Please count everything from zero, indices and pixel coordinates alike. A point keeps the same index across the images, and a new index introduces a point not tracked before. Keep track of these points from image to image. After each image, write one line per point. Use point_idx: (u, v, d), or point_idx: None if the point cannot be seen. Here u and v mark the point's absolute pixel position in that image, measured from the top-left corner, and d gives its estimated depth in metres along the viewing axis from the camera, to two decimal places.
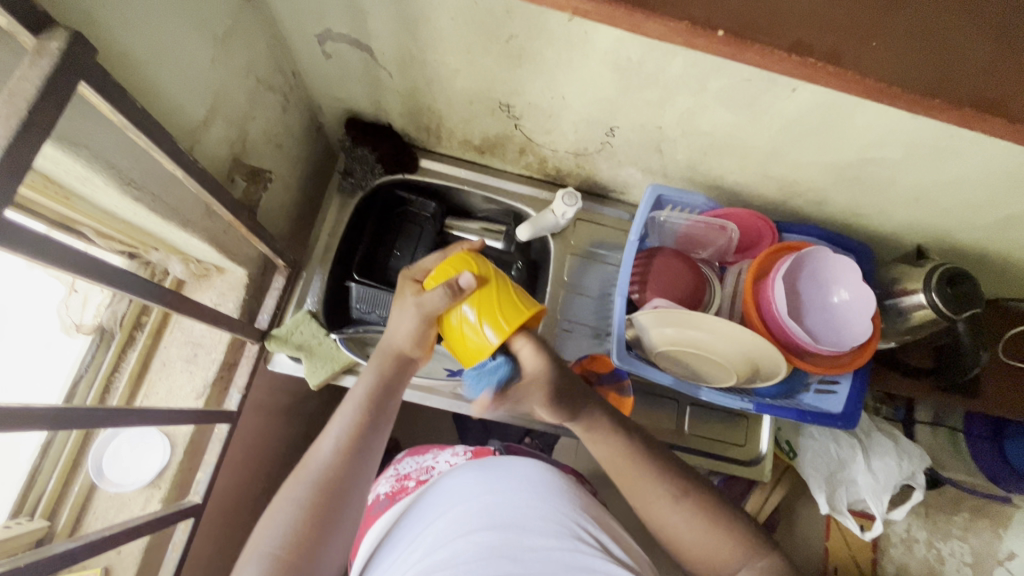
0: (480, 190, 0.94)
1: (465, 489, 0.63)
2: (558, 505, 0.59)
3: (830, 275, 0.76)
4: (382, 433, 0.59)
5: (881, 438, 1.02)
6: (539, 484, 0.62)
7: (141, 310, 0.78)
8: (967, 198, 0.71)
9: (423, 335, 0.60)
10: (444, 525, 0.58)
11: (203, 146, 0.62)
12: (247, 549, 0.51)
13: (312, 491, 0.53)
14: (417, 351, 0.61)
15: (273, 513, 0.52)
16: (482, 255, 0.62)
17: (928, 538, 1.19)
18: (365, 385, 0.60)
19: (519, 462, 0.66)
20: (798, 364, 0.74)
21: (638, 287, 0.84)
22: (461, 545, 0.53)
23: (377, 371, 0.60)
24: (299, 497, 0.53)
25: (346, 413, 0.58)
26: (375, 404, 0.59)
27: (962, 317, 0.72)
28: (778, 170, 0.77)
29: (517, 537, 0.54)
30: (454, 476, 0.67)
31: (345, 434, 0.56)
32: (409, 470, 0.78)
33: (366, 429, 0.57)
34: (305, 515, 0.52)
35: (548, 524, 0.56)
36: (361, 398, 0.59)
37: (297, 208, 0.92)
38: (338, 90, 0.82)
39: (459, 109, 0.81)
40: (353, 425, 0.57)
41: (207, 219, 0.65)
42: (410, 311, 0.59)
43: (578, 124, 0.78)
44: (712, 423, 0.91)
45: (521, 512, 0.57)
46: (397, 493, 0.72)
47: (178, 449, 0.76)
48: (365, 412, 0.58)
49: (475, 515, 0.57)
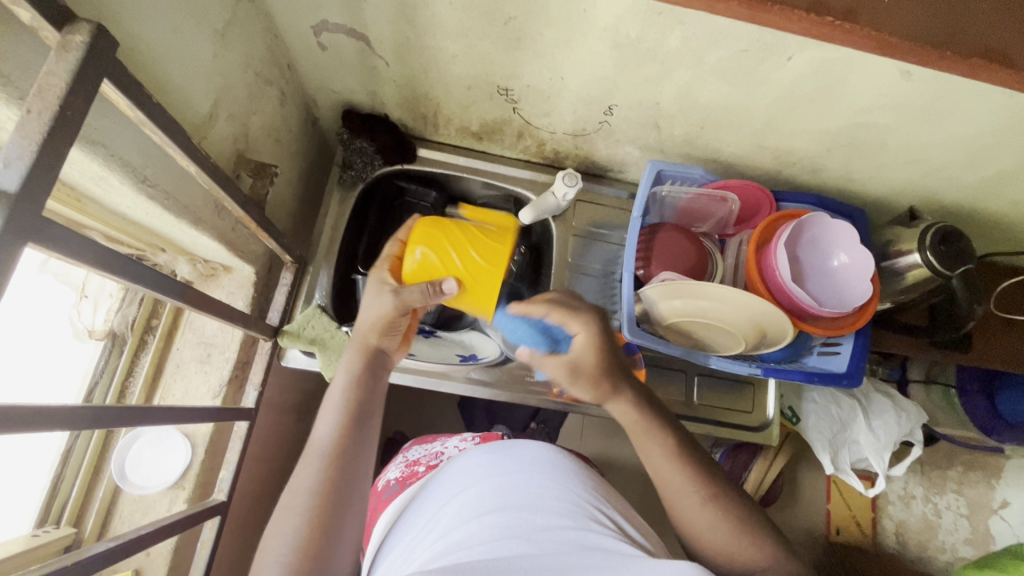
0: (479, 176, 0.95)
1: (475, 472, 0.63)
2: (570, 485, 0.59)
3: (830, 240, 0.79)
4: (370, 428, 0.60)
5: (880, 399, 1.06)
6: (550, 465, 0.62)
7: (150, 313, 0.78)
8: (956, 156, 0.74)
9: (391, 324, 0.64)
10: (457, 508, 0.58)
11: (209, 144, 0.62)
12: (259, 563, 0.51)
13: (310, 497, 0.53)
14: (387, 342, 0.64)
15: (278, 522, 0.52)
16: (439, 224, 0.66)
17: (925, 493, 1.29)
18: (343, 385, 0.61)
19: (528, 443, 0.66)
20: (800, 327, 0.76)
21: (643, 263, 0.85)
22: (474, 526, 0.53)
23: (348, 370, 0.62)
24: (297, 505, 0.53)
25: (328, 418, 0.59)
26: (358, 402, 0.60)
27: (956, 274, 0.74)
28: (773, 140, 0.79)
29: (528, 515, 0.54)
30: (463, 460, 0.66)
31: (329, 438, 0.57)
32: (419, 456, 0.81)
33: (351, 426, 0.58)
34: (307, 521, 0.51)
35: (561, 505, 0.55)
36: (340, 401, 0.59)
37: (299, 204, 0.92)
38: (333, 81, 0.81)
39: (457, 95, 0.81)
40: (339, 425, 0.58)
41: (216, 216, 0.65)
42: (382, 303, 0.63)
43: (577, 104, 0.79)
44: (721, 391, 0.94)
45: (533, 492, 0.57)
46: (408, 478, 0.75)
47: (199, 449, 0.75)
48: (346, 412, 0.59)
49: (489, 496, 0.57)
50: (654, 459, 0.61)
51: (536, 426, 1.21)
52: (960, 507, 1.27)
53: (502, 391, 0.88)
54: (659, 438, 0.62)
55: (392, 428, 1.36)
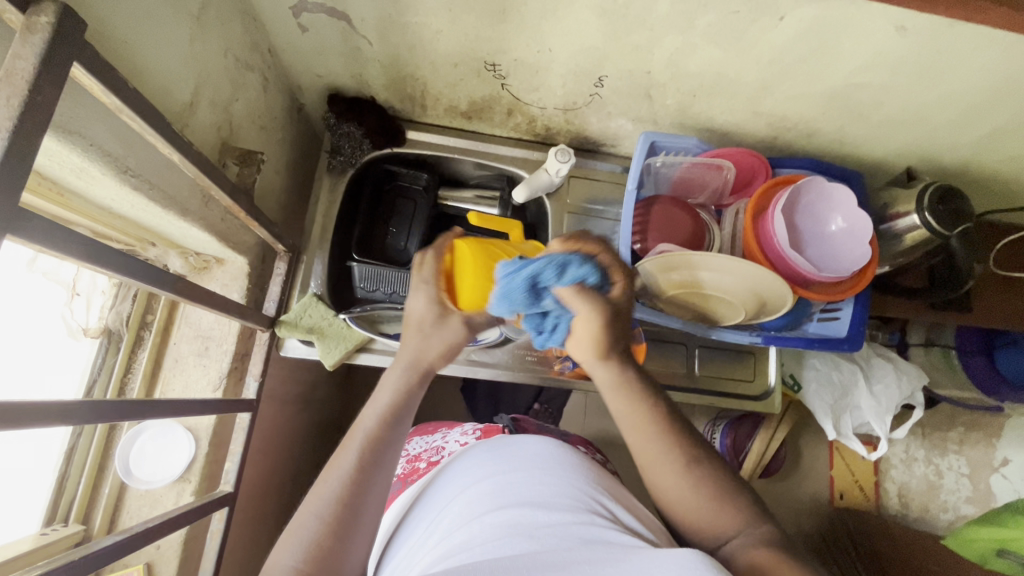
0: (470, 157, 0.94)
1: (475, 472, 0.62)
2: (570, 480, 0.58)
3: (827, 204, 0.78)
4: (403, 446, 0.56)
5: (881, 363, 1.06)
6: (550, 462, 0.61)
7: (145, 309, 0.77)
8: (953, 113, 0.73)
9: (452, 347, 0.60)
10: (457, 508, 0.57)
11: (191, 133, 0.60)
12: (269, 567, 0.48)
13: (331, 507, 0.50)
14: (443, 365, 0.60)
15: (293, 527, 0.50)
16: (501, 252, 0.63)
17: (926, 455, 1.32)
18: (387, 399, 0.57)
19: (528, 441, 0.66)
20: (801, 294, 0.76)
21: (639, 237, 0.84)
22: (476, 526, 0.51)
23: (399, 382, 0.58)
24: (319, 513, 0.50)
25: (365, 426, 0.55)
26: (394, 416, 0.56)
27: (955, 233, 0.74)
28: (767, 105, 0.77)
29: (532, 513, 0.52)
30: (462, 462, 0.66)
31: (362, 447, 0.53)
32: (420, 451, 0.81)
33: (389, 441, 0.54)
34: (325, 531, 0.49)
35: (563, 500, 0.54)
36: (381, 412, 0.56)
37: (289, 193, 0.91)
38: (317, 65, 0.80)
39: (444, 74, 0.80)
40: (373, 436, 0.54)
41: (204, 206, 0.64)
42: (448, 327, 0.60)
43: (566, 77, 0.77)
44: (723, 364, 0.93)
45: (536, 490, 0.56)
46: (410, 475, 0.75)
47: (202, 442, 0.75)
48: (384, 424, 0.55)
49: (489, 495, 0.56)
50: (633, 426, 0.60)
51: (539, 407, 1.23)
52: (961, 467, 1.28)
53: (503, 371, 0.88)
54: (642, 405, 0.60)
55: None
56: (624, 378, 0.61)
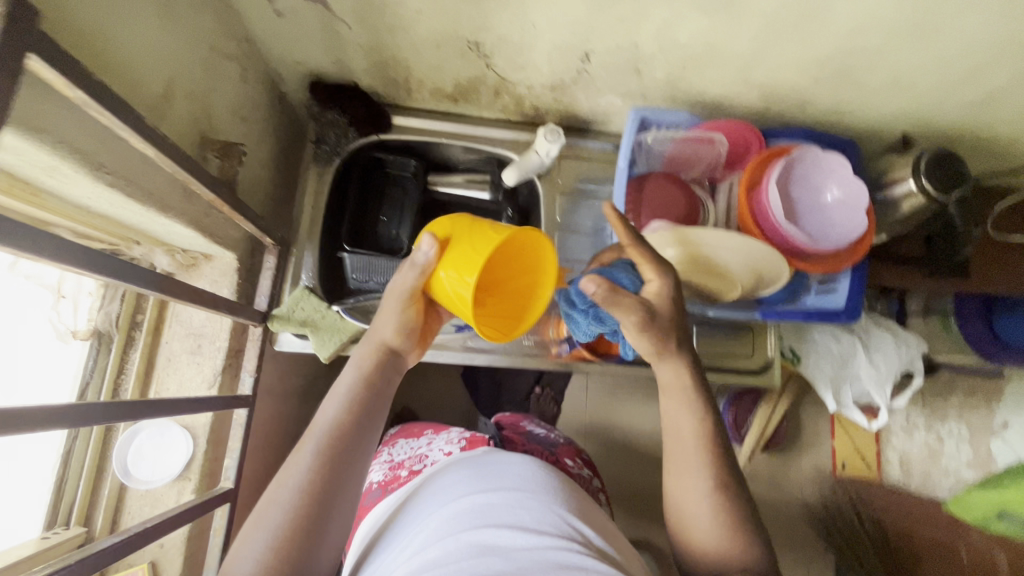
0: (459, 141, 0.92)
1: (458, 488, 0.62)
2: (547, 506, 0.59)
3: (822, 174, 0.77)
4: (371, 433, 0.57)
5: (880, 333, 1.08)
6: (531, 485, 0.61)
7: (134, 309, 0.76)
8: (950, 75, 0.71)
9: (405, 320, 0.61)
10: (437, 522, 0.57)
11: (167, 126, 0.58)
12: (232, 556, 0.49)
13: (297, 494, 0.51)
14: (401, 342, 0.62)
15: (259, 516, 0.50)
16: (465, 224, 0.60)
17: (927, 422, 1.35)
18: (349, 381, 0.59)
19: (512, 463, 0.66)
20: (795, 266, 0.75)
21: (633, 215, 0.82)
22: (451, 544, 0.51)
23: (360, 366, 0.59)
24: (283, 501, 0.51)
25: (330, 411, 0.56)
26: (359, 401, 0.57)
27: (952, 198, 0.73)
28: (759, 75, 0.76)
29: (509, 535, 0.53)
30: (446, 477, 0.66)
31: (328, 432, 0.54)
32: (403, 458, 0.80)
33: (355, 427, 0.56)
34: (290, 519, 0.50)
35: (538, 525, 0.55)
36: (345, 398, 0.57)
37: (276, 185, 0.89)
38: (297, 52, 0.78)
39: (427, 56, 0.78)
40: (340, 421, 0.55)
41: (186, 201, 0.63)
42: (390, 298, 0.61)
43: (552, 54, 0.75)
44: (721, 340, 0.93)
45: (515, 515, 0.56)
46: (390, 483, 0.74)
47: (200, 439, 0.74)
48: (349, 411, 0.56)
49: (470, 514, 0.56)
50: (680, 431, 0.62)
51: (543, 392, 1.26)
52: (961, 432, 1.31)
53: (501, 355, 0.87)
54: (691, 416, 0.62)
55: (397, 404, 1.37)
56: (684, 378, 0.63)
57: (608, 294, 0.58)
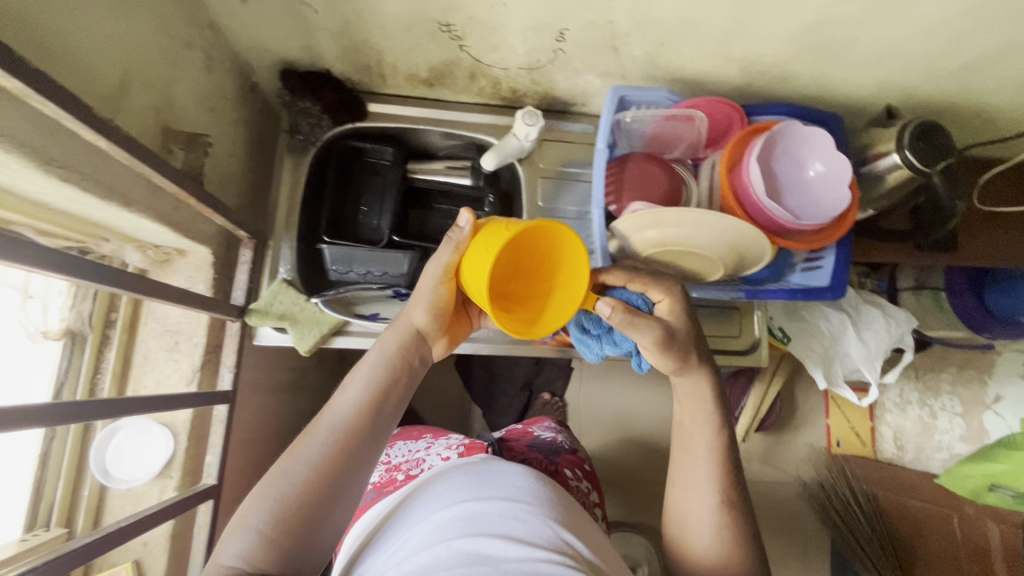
0: (437, 127, 0.91)
1: (454, 494, 0.60)
2: (541, 514, 0.57)
3: (804, 149, 0.75)
4: (388, 419, 0.59)
5: (869, 309, 1.06)
6: (529, 494, 0.60)
7: (108, 307, 0.75)
8: (933, 44, 0.69)
9: (436, 302, 0.63)
10: (428, 529, 0.56)
11: (124, 118, 0.57)
12: (236, 520, 0.50)
13: (307, 469, 0.52)
14: (430, 326, 0.64)
15: (265, 485, 0.52)
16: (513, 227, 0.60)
17: (920, 398, 1.33)
18: (374, 363, 0.60)
19: (510, 470, 0.65)
20: (779, 244, 0.74)
21: (614, 198, 0.83)
22: (441, 550, 0.51)
23: (385, 348, 0.61)
24: (292, 473, 0.52)
25: (351, 392, 0.58)
26: (379, 386, 0.59)
27: (937, 168, 0.72)
28: (738, 50, 0.74)
29: (501, 546, 0.51)
30: (442, 482, 0.65)
31: (346, 412, 0.56)
32: (400, 460, 0.80)
33: (371, 411, 0.57)
34: (296, 493, 0.51)
35: (533, 535, 0.54)
36: (366, 380, 0.59)
37: (251, 177, 0.87)
38: (265, 39, 0.76)
39: (398, 39, 0.76)
40: (358, 402, 0.57)
41: (152, 195, 0.61)
42: (425, 278, 0.63)
43: (526, 33, 0.73)
44: (706, 319, 0.92)
45: (509, 524, 0.55)
46: (386, 485, 0.75)
47: (181, 436, 0.73)
48: (369, 393, 0.58)
49: (461, 522, 0.55)
50: (692, 441, 0.64)
51: (546, 397, 1.30)
52: (954, 407, 1.26)
53: (486, 343, 0.87)
54: (708, 429, 0.64)
55: None
56: (700, 390, 0.65)
57: (624, 318, 0.60)
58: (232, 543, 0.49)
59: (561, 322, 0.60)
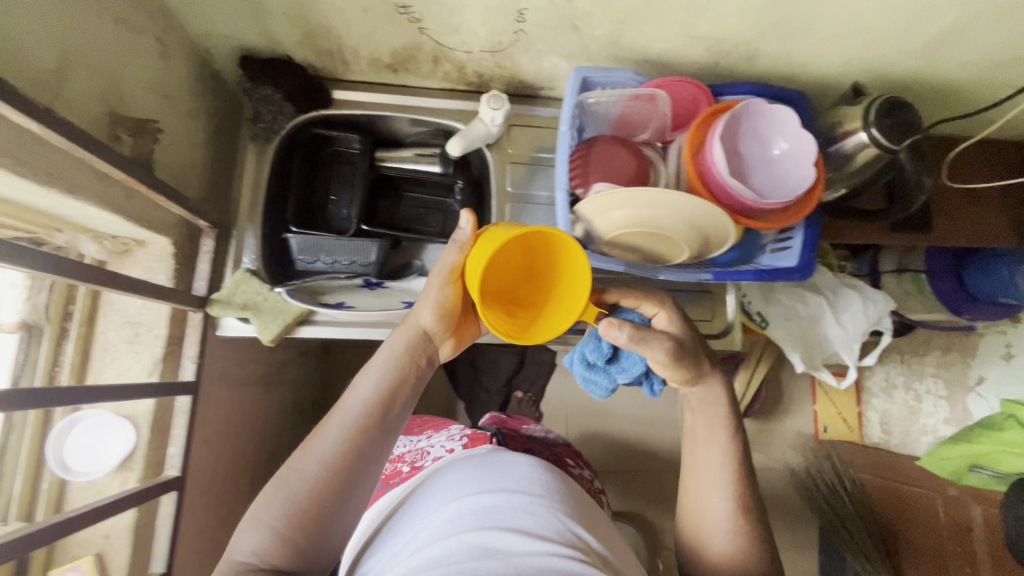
0: (403, 114, 0.90)
1: (462, 486, 0.61)
2: (552, 509, 0.58)
3: (769, 127, 0.74)
4: (398, 416, 0.58)
5: (847, 292, 1.06)
6: (540, 488, 0.61)
7: (66, 299, 0.74)
8: (897, 18, 0.68)
9: (444, 300, 0.61)
10: (437, 522, 0.56)
11: (65, 104, 0.56)
12: (249, 518, 0.51)
13: (320, 468, 0.52)
14: (440, 326, 0.62)
15: (278, 481, 0.52)
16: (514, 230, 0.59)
17: (904, 382, 1.33)
18: (384, 360, 0.59)
19: (519, 461, 0.66)
20: (743, 223, 0.74)
21: (580, 182, 0.80)
22: (452, 544, 0.51)
23: (396, 345, 0.60)
24: (305, 472, 0.52)
25: (362, 389, 0.57)
26: (389, 384, 0.58)
27: (904, 146, 0.72)
28: (702, 28, 0.73)
29: (510, 539, 0.52)
30: (451, 474, 0.65)
31: (357, 411, 0.56)
32: (404, 452, 0.81)
33: (381, 411, 0.56)
34: (309, 492, 0.51)
35: (544, 528, 0.54)
36: (376, 378, 0.58)
37: (214, 166, 0.86)
38: (221, 24, 0.74)
39: (357, 22, 0.74)
40: (368, 402, 0.56)
41: (99, 183, 0.60)
42: (433, 277, 0.61)
43: (484, 14, 0.72)
44: (681, 303, 0.92)
45: (519, 518, 0.55)
46: (392, 477, 0.76)
47: (142, 429, 0.72)
48: (379, 391, 0.57)
49: (470, 514, 0.55)
50: (704, 441, 0.65)
51: (521, 395, 1.29)
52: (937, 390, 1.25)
53: None
54: (722, 433, 0.65)
55: None
56: (713, 392, 0.66)
57: (633, 335, 0.58)
58: (244, 539, 0.50)
59: (556, 329, 0.57)
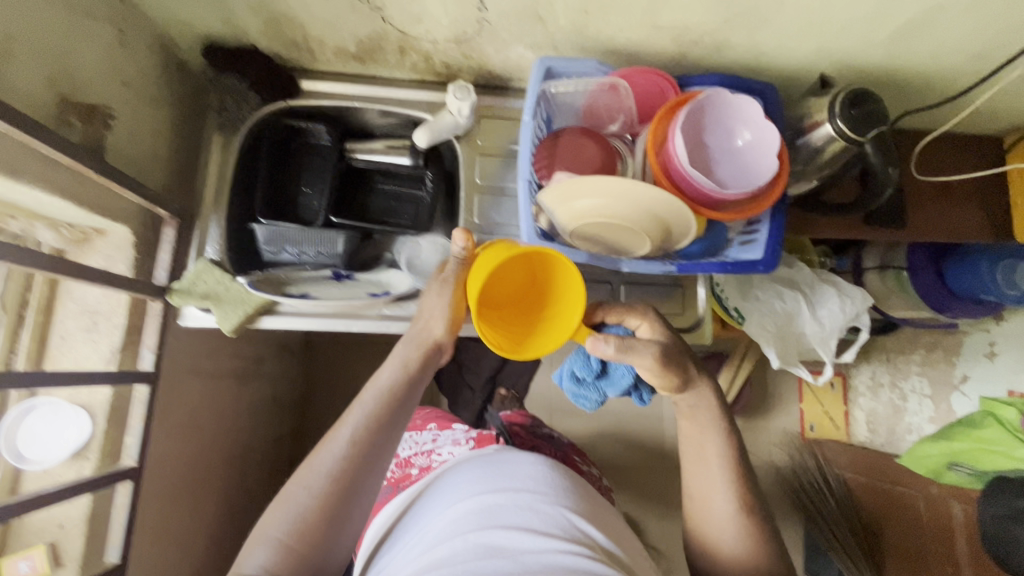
0: (371, 104, 0.89)
1: (466, 485, 0.61)
2: (560, 505, 0.58)
3: (733, 117, 0.74)
4: (399, 428, 0.61)
5: (824, 287, 1.05)
6: (546, 485, 0.61)
7: (24, 288, 0.76)
8: (862, 7, 0.68)
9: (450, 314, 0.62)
10: (445, 524, 0.57)
11: (7, 88, 0.55)
12: (257, 533, 0.56)
13: (326, 482, 0.56)
14: (447, 340, 0.63)
15: (286, 495, 0.57)
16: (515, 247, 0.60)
17: (891, 380, 1.32)
18: (390, 373, 0.62)
19: (521, 459, 0.65)
20: (706, 215, 0.73)
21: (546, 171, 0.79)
22: (459, 545, 0.52)
23: (400, 360, 0.62)
24: (311, 487, 0.56)
25: (365, 403, 0.60)
26: (392, 397, 0.60)
27: (869, 138, 0.71)
28: (665, 17, 0.72)
29: (516, 538, 0.52)
30: (454, 474, 0.65)
31: (360, 427, 0.59)
32: (410, 453, 0.81)
33: (383, 427, 0.59)
34: (315, 506, 0.56)
35: (551, 526, 0.55)
36: (379, 393, 0.61)
37: (178, 156, 0.85)
38: (182, 12, 0.74)
39: (318, 10, 0.74)
40: (370, 418, 0.59)
41: (46, 169, 0.60)
42: (434, 292, 0.63)
43: (444, 3, 0.72)
44: (651, 297, 0.91)
45: (526, 516, 0.55)
46: (401, 480, 0.76)
47: (99, 417, 0.72)
48: (381, 405, 0.60)
49: (478, 515, 0.56)
50: (698, 447, 0.64)
51: (504, 392, 1.26)
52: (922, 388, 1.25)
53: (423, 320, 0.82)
54: (721, 439, 0.64)
55: None
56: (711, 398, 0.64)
57: (619, 347, 0.57)
58: (255, 553, 0.54)
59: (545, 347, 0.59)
